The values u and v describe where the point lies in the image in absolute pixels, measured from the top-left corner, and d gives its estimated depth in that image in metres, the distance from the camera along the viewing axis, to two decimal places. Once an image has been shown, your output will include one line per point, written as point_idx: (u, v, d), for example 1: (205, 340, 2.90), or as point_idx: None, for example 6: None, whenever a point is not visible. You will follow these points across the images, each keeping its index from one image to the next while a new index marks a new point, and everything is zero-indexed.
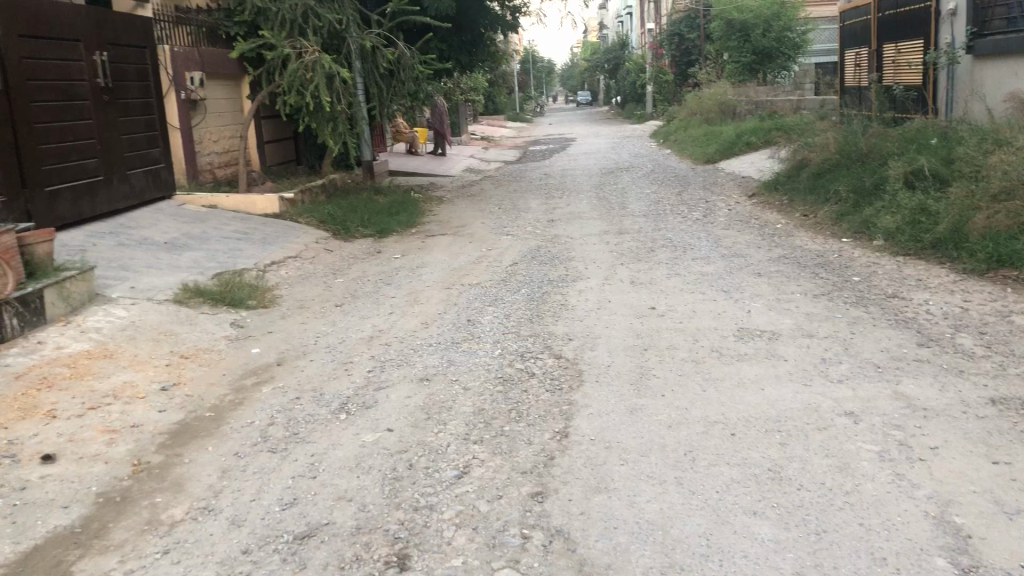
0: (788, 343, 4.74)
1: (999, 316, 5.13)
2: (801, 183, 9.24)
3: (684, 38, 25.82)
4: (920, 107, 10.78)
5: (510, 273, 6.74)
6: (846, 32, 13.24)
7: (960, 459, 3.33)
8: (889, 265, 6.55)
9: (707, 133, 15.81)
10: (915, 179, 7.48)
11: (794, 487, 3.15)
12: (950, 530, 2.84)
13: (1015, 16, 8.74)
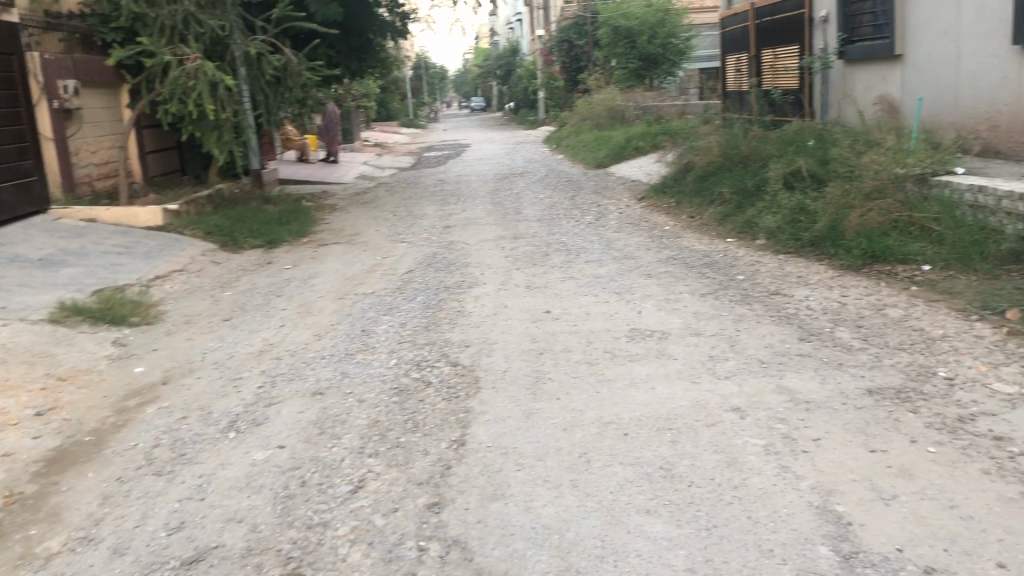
0: (677, 342, 4.85)
1: (874, 310, 5.38)
2: (688, 185, 9.49)
3: (573, 44, 26.23)
4: (798, 110, 11.22)
5: (405, 281, 6.69)
6: (726, 38, 13.69)
7: (841, 449, 3.47)
8: (771, 263, 6.80)
9: (598, 137, 16.09)
10: (793, 179, 7.78)
11: (686, 484, 3.22)
12: (833, 519, 2.95)
13: (881, 23, 9.18)
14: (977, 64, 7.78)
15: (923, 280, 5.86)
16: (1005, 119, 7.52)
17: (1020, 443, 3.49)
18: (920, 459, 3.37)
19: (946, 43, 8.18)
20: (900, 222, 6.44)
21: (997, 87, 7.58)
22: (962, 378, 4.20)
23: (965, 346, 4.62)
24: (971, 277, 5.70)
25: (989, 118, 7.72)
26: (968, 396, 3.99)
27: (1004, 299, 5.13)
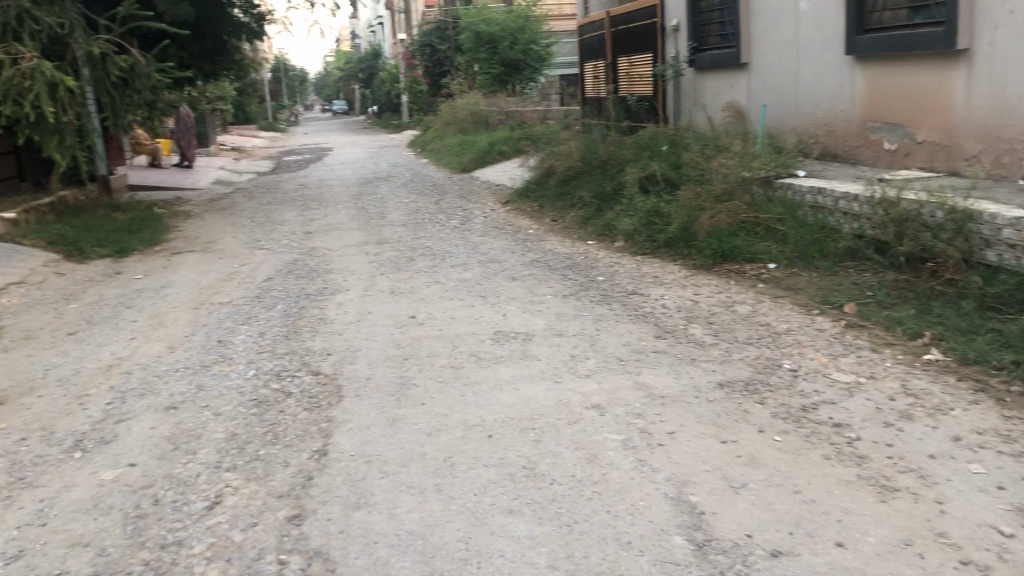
0: (540, 343, 4.93)
1: (724, 307, 5.63)
2: (550, 189, 9.66)
3: (435, 48, 26.23)
4: (652, 116, 11.60)
5: (264, 288, 6.53)
6: (584, 45, 14.02)
7: (695, 441, 3.61)
8: (630, 264, 7.00)
9: (462, 142, 16.15)
10: (648, 183, 8.05)
11: (547, 482, 3.28)
12: (687, 508, 3.07)
13: (728, 33, 9.62)
14: (815, 73, 8.25)
15: (769, 278, 6.17)
16: (841, 124, 8.00)
17: (857, 429, 3.73)
18: (768, 447, 3.55)
19: (787, 52, 8.64)
20: (748, 223, 6.77)
21: (833, 96, 8.05)
22: (805, 369, 4.45)
23: (808, 339, 4.90)
24: (812, 274, 6.04)
25: (827, 123, 8.19)
26: (810, 386, 4.23)
27: (842, 294, 5.47)
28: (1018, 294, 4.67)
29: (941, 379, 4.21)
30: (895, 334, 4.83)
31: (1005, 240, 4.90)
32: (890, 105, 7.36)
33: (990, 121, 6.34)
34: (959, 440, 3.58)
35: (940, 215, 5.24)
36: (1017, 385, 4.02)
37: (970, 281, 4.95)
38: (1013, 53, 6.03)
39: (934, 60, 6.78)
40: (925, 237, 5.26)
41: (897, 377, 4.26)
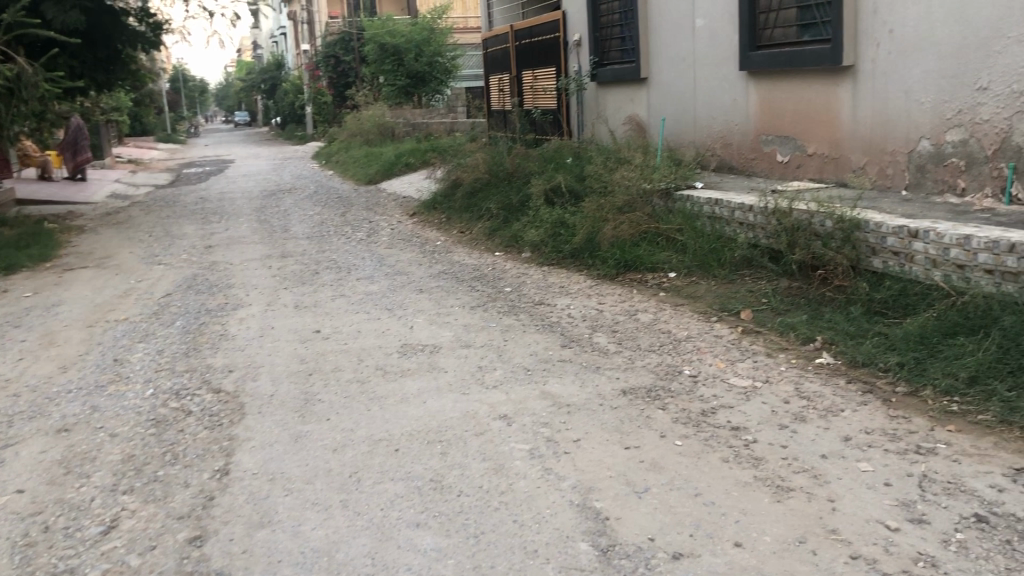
0: (447, 355, 4.94)
1: (627, 315, 5.74)
2: (456, 202, 9.68)
3: (339, 60, 26.01)
4: (556, 129, 11.77)
5: (162, 305, 6.35)
6: (489, 58, 14.13)
7: (600, 448, 3.67)
8: (537, 275, 7.08)
9: (368, 153, 16.04)
10: (554, 195, 8.16)
11: (454, 494, 3.28)
12: (592, 515, 3.12)
13: (628, 48, 9.84)
14: (711, 87, 8.51)
15: (671, 286, 6.34)
16: (736, 137, 8.27)
17: (754, 432, 3.86)
18: (669, 452, 3.64)
19: (684, 68, 8.89)
20: (650, 233, 6.95)
21: (729, 110, 8.31)
22: (705, 375, 4.58)
23: (707, 345, 5.05)
24: (711, 282, 6.23)
25: (723, 136, 8.45)
26: (709, 391, 4.36)
27: (740, 301, 5.65)
28: (901, 299, 4.91)
29: (832, 382, 4.39)
30: (789, 339, 5.01)
31: (889, 248, 5.15)
32: (782, 119, 7.65)
33: (874, 135, 6.66)
34: (849, 440, 3.74)
35: (829, 224, 5.47)
36: (902, 386, 4.23)
37: (858, 288, 5.18)
38: (894, 70, 6.36)
39: (821, 76, 7.09)
40: (816, 246, 5.48)
41: (792, 381, 4.42)
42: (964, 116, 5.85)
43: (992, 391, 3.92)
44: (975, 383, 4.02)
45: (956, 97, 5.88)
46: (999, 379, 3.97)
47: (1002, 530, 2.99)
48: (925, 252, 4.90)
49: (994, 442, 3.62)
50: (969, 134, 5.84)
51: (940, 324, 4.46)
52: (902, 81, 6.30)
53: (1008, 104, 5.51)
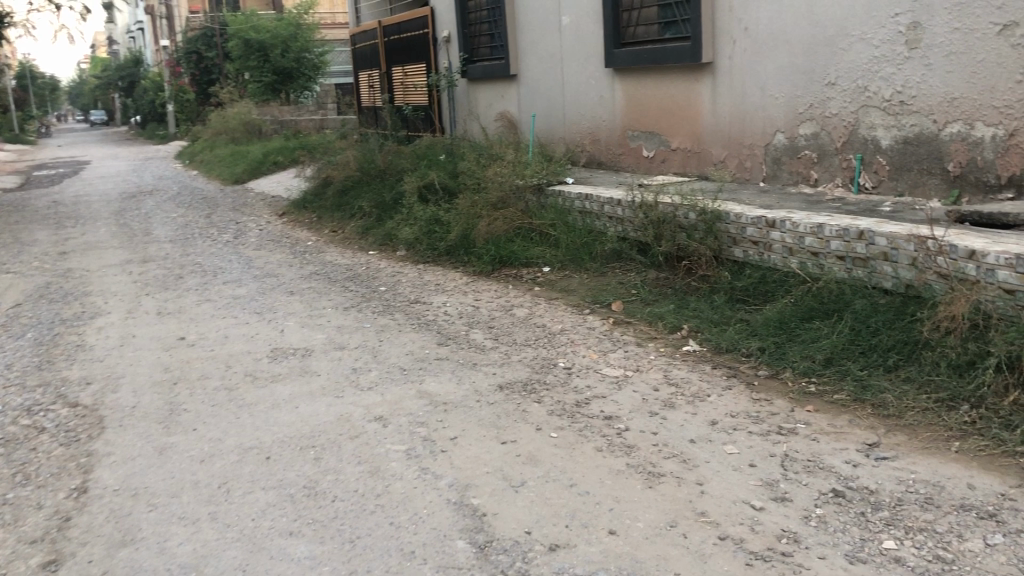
0: (320, 357, 4.84)
1: (503, 310, 5.77)
2: (327, 201, 9.51)
3: (202, 56, 24.99)
4: (428, 126, 11.73)
5: (12, 316, 5.97)
6: (358, 54, 13.93)
7: (476, 444, 3.67)
8: (412, 273, 7.03)
9: (234, 152, 15.56)
10: (427, 192, 8.11)
11: (329, 499, 3.22)
12: (468, 512, 3.12)
13: (497, 44, 9.90)
14: (578, 83, 8.65)
15: (545, 280, 6.41)
16: (604, 133, 8.44)
17: (626, 421, 3.94)
18: (544, 444, 3.68)
19: (552, 64, 9.00)
20: (523, 229, 7.00)
21: (596, 106, 8.47)
22: (578, 367, 4.65)
23: (580, 337, 5.12)
24: (583, 276, 6.33)
25: (591, 132, 8.60)
26: (583, 382, 4.43)
27: (611, 293, 5.76)
28: (761, 286, 5.12)
29: (699, 368, 4.54)
30: (657, 328, 5.15)
31: (749, 238, 5.36)
32: (646, 114, 7.85)
33: (733, 129, 6.91)
34: (715, 424, 3.87)
35: (693, 216, 5.64)
36: (763, 369, 4.42)
37: (721, 277, 5.37)
38: (750, 67, 6.62)
39: (683, 72, 7.32)
40: (680, 238, 5.65)
41: (661, 369, 4.55)
42: (815, 110, 6.15)
43: (845, 371, 4.15)
44: (831, 364, 4.23)
45: (807, 92, 6.17)
46: (852, 360, 4.20)
47: (858, 503, 3.16)
48: (782, 241, 5.12)
49: (848, 419, 3.83)
50: (819, 127, 6.14)
51: (797, 308, 4.68)
52: (758, 76, 6.57)
53: (854, 99, 5.83)
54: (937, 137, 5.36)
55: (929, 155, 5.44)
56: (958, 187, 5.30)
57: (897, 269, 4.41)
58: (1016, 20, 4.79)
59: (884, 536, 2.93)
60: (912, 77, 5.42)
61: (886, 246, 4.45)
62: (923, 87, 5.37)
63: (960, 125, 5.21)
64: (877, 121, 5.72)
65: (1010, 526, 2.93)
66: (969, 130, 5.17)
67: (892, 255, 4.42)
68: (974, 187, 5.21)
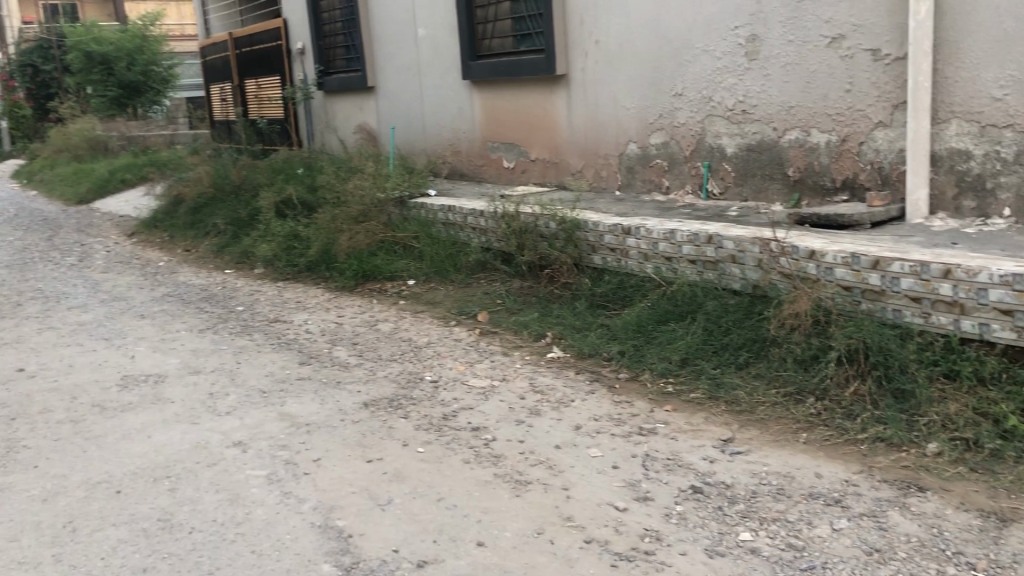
0: (174, 383, 4.62)
1: (367, 326, 5.69)
2: (179, 219, 9.14)
3: (39, 69, 23.70)
4: (285, 139, 11.48)
5: None
6: (209, 67, 13.48)
7: (341, 465, 3.60)
8: (271, 291, 6.84)
9: (78, 171, 14.76)
10: (285, 207, 7.91)
11: (186, 531, 3.08)
12: (334, 534, 3.04)
13: (353, 56, 9.78)
14: (437, 95, 8.65)
15: (409, 294, 6.36)
16: (464, 144, 8.48)
17: (492, 430, 3.95)
18: (411, 460, 3.64)
19: (409, 76, 8.97)
20: (386, 242, 6.93)
21: (455, 118, 8.50)
22: (445, 379, 4.63)
23: (446, 349, 5.11)
24: (448, 288, 6.33)
25: (452, 144, 8.63)
26: (450, 394, 4.41)
27: (476, 304, 5.78)
28: (620, 291, 5.25)
29: (563, 374, 4.60)
30: (522, 336, 5.20)
31: (607, 245, 5.48)
32: (504, 125, 7.93)
33: (589, 139, 7.07)
34: (579, 428, 3.93)
35: (553, 225, 5.72)
36: (624, 372, 4.53)
37: (582, 284, 5.48)
38: (603, 78, 6.80)
39: (538, 84, 7.44)
40: (542, 247, 5.72)
41: (527, 377, 4.59)
42: (664, 120, 6.36)
43: (700, 370, 4.31)
44: (686, 364, 4.39)
45: (657, 103, 6.38)
46: (706, 359, 4.36)
47: (715, 498, 3.27)
48: (638, 247, 5.26)
49: (704, 417, 3.97)
50: (669, 137, 6.36)
51: (654, 312, 4.82)
52: (610, 88, 6.75)
53: (701, 108, 6.06)
54: (777, 144, 5.64)
55: (771, 161, 5.72)
56: (798, 190, 5.60)
57: (744, 270, 4.60)
58: (843, 33, 5.12)
59: (740, 528, 3.05)
60: (752, 87, 5.69)
61: (733, 249, 4.64)
62: (763, 97, 5.65)
63: (798, 133, 5.51)
64: (722, 130, 5.97)
65: (854, 510, 3.11)
66: (806, 137, 5.46)
67: (739, 257, 4.61)
68: (813, 190, 5.51)
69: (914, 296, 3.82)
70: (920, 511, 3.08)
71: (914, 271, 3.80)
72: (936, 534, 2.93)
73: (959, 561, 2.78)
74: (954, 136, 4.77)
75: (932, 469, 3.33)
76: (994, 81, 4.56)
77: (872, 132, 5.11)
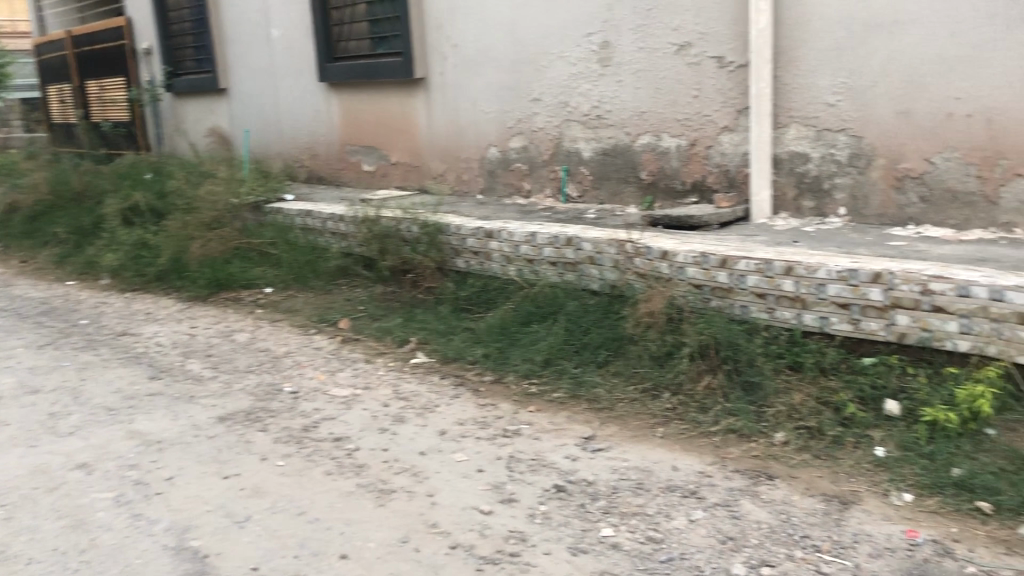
0: (10, 405, 4.31)
1: (223, 337, 5.48)
2: (14, 228, 8.55)
3: None
4: (131, 143, 10.95)
5: None
6: (45, 67, 12.70)
7: (194, 482, 3.45)
8: (118, 302, 6.49)
9: None
10: (131, 215, 7.55)
11: (23, 563, 2.88)
12: (188, 556, 2.92)
13: (202, 58, 9.43)
14: (292, 98, 8.46)
15: (266, 302, 6.16)
16: (322, 149, 8.32)
17: (355, 440, 3.88)
18: (270, 474, 3.53)
19: (262, 78, 8.73)
20: (240, 249, 6.70)
21: (312, 121, 8.33)
22: (305, 390, 4.51)
23: (307, 359, 4.98)
24: (307, 294, 6.17)
25: (309, 147, 8.45)
26: (310, 405, 4.30)
27: (337, 311, 5.66)
28: (483, 295, 5.27)
29: (427, 380, 4.57)
30: (384, 343, 5.12)
31: (469, 248, 5.50)
32: (362, 128, 7.83)
33: (449, 143, 7.07)
34: (444, 434, 3.91)
35: (415, 229, 5.63)
36: (489, 375, 4.53)
37: (445, 288, 5.48)
38: (461, 83, 6.82)
39: (397, 87, 7.39)
40: (405, 251, 5.60)
41: (390, 384, 4.53)
42: (523, 125, 6.43)
43: (562, 370, 4.36)
44: (549, 364, 4.43)
45: (515, 107, 6.45)
46: (567, 358, 4.42)
47: (577, 496, 3.32)
48: (500, 251, 5.30)
49: (567, 416, 4.02)
50: (528, 141, 6.43)
51: (516, 314, 4.86)
52: (469, 92, 6.78)
53: (557, 113, 6.16)
54: (630, 148, 5.79)
55: (625, 165, 5.86)
56: (651, 193, 5.75)
57: (602, 271, 4.70)
58: (690, 40, 5.32)
59: (602, 524, 3.11)
60: (606, 92, 5.83)
61: (591, 251, 4.74)
62: (616, 102, 5.80)
63: (649, 137, 5.68)
64: (578, 134, 6.08)
65: (709, 501, 3.22)
66: (657, 141, 5.64)
67: (597, 259, 4.71)
68: (665, 193, 5.68)
69: (759, 292, 4.02)
70: (770, 498, 3.22)
71: (759, 269, 4.01)
72: (785, 520, 3.07)
73: (806, 544, 2.92)
74: (793, 139, 5.03)
75: (780, 457, 3.49)
76: (828, 88, 4.84)
77: (718, 137, 5.33)
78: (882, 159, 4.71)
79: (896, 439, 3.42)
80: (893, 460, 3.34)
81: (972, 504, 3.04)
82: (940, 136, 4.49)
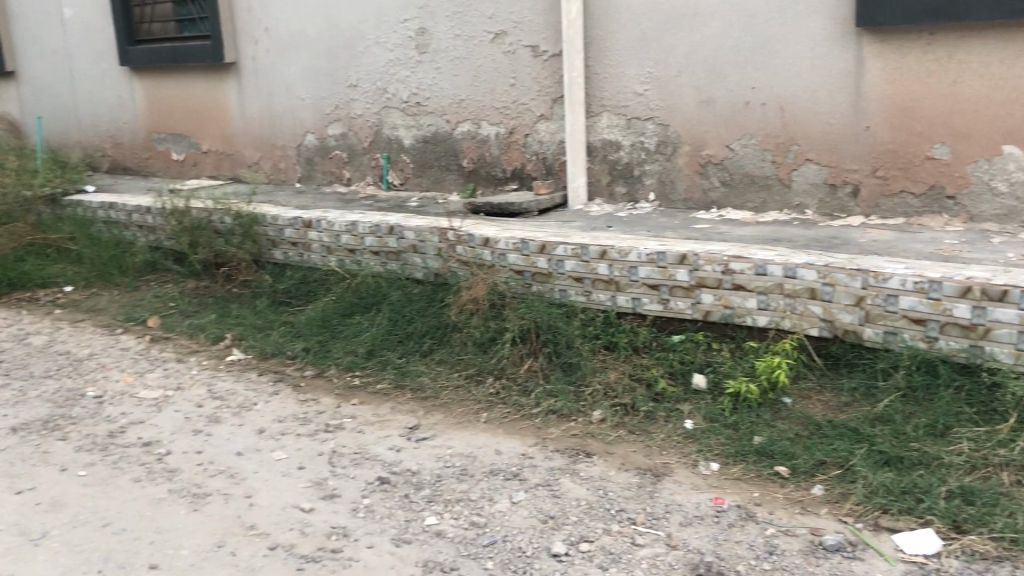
0: None
1: (16, 341, 5.07)
2: None
3: None
4: None
5: None
6: None
7: None
8: None
9: None
10: None
11: None
12: None
13: None
14: (91, 83, 7.91)
15: (67, 301, 5.74)
16: (126, 137, 7.83)
17: (167, 444, 3.68)
18: (71, 486, 3.30)
19: (54, 61, 8.09)
20: (35, 245, 6.21)
21: (114, 108, 7.82)
22: (111, 394, 4.24)
23: (112, 360, 4.68)
24: (112, 292, 5.80)
25: (112, 137, 7.93)
26: (116, 409, 4.05)
27: (145, 309, 5.35)
28: (303, 286, 5.12)
29: (244, 377, 4.40)
30: (198, 340, 4.88)
31: (287, 239, 5.32)
32: (169, 115, 7.43)
33: (263, 131, 6.82)
34: (263, 432, 3.78)
35: (228, 221, 5.42)
36: (310, 369, 4.41)
37: (262, 281, 5.29)
38: (273, 68, 6.59)
39: (205, 71, 7.05)
40: (217, 244, 5.42)
41: (204, 384, 4.33)
42: (340, 111, 6.30)
43: (386, 360, 4.33)
44: (372, 355, 4.38)
45: (331, 93, 6.30)
46: (391, 349, 4.39)
47: (401, 486, 3.29)
48: (320, 241, 5.15)
49: (391, 406, 3.99)
50: (347, 128, 6.31)
51: (338, 306, 4.76)
52: (283, 78, 6.57)
53: (375, 99, 6.08)
54: (451, 135, 5.80)
55: (445, 152, 5.85)
56: (473, 181, 5.77)
57: (425, 259, 4.68)
58: (505, 29, 5.38)
59: (425, 514, 3.10)
60: (424, 79, 5.80)
61: (414, 239, 4.70)
62: (434, 90, 5.78)
63: (468, 125, 5.70)
64: (398, 122, 6.03)
65: (530, 482, 3.28)
66: (477, 129, 5.66)
67: (420, 247, 4.68)
68: (486, 180, 5.71)
69: (576, 276, 4.13)
70: (588, 475, 3.31)
71: (575, 254, 4.11)
72: (602, 496, 3.17)
73: (621, 518, 3.03)
74: (606, 128, 5.19)
75: (597, 435, 3.61)
76: (635, 77, 5.01)
77: (535, 125, 5.42)
78: (688, 146, 4.93)
79: (703, 412, 3.60)
80: (700, 431, 3.51)
81: (771, 469, 3.25)
82: (739, 124, 4.76)
